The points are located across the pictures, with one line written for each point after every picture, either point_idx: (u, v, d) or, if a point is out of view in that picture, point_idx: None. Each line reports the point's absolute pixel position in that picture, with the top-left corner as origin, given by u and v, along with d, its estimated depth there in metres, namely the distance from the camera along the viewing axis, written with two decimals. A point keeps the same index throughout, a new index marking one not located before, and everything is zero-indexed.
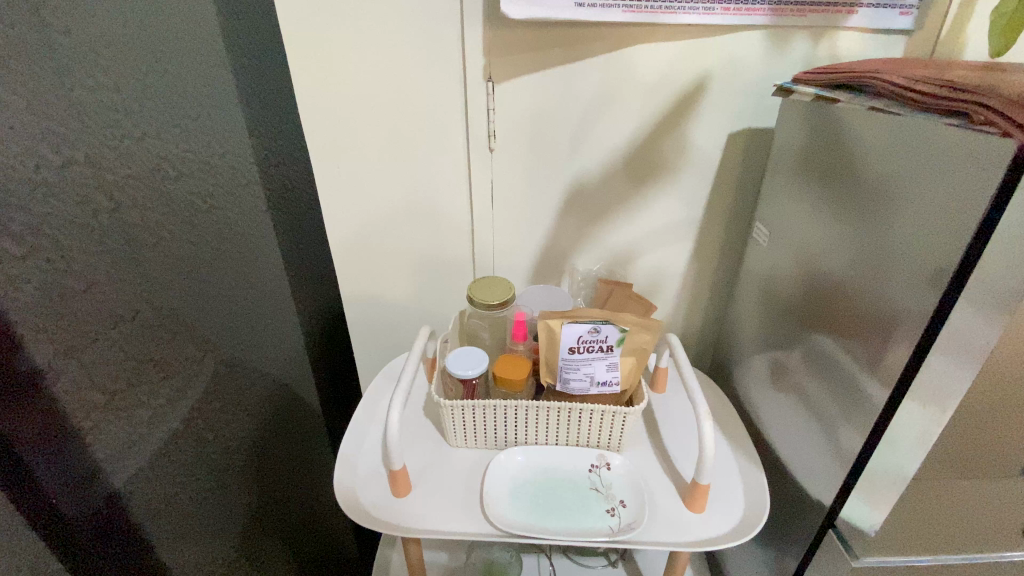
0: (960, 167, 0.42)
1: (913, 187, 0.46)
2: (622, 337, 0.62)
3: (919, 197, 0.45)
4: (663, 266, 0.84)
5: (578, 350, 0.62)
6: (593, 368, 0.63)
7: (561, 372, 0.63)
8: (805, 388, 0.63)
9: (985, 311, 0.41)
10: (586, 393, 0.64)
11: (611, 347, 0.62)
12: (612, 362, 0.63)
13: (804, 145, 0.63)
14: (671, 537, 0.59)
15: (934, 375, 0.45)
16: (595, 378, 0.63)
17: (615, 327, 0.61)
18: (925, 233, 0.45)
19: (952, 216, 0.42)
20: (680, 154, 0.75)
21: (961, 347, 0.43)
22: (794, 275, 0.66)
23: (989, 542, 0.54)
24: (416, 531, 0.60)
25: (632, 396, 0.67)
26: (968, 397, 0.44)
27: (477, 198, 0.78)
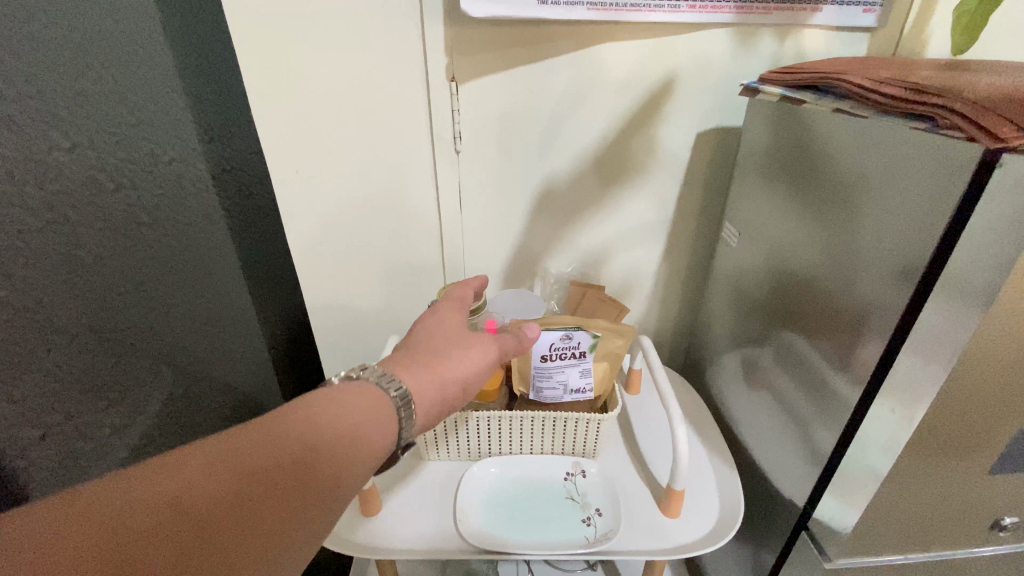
0: (928, 169, 0.41)
1: (880, 188, 0.46)
2: (595, 343, 0.61)
3: (885, 198, 0.45)
4: (635, 266, 0.83)
5: (550, 358, 0.60)
6: (567, 375, 0.61)
7: (533, 380, 0.62)
8: (778, 388, 0.63)
9: (955, 312, 0.41)
10: (559, 400, 0.62)
11: (584, 353, 0.61)
12: (585, 368, 0.61)
13: (772, 145, 0.62)
14: (648, 546, 0.58)
15: (904, 379, 0.45)
16: (569, 386, 0.61)
17: (587, 333, 0.60)
18: (892, 234, 0.45)
19: (921, 218, 0.42)
20: (649, 154, 0.74)
21: (931, 350, 0.43)
22: (764, 274, 0.66)
23: (958, 538, 0.55)
24: (388, 551, 0.57)
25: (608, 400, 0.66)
26: (937, 400, 0.44)
27: (445, 203, 0.76)
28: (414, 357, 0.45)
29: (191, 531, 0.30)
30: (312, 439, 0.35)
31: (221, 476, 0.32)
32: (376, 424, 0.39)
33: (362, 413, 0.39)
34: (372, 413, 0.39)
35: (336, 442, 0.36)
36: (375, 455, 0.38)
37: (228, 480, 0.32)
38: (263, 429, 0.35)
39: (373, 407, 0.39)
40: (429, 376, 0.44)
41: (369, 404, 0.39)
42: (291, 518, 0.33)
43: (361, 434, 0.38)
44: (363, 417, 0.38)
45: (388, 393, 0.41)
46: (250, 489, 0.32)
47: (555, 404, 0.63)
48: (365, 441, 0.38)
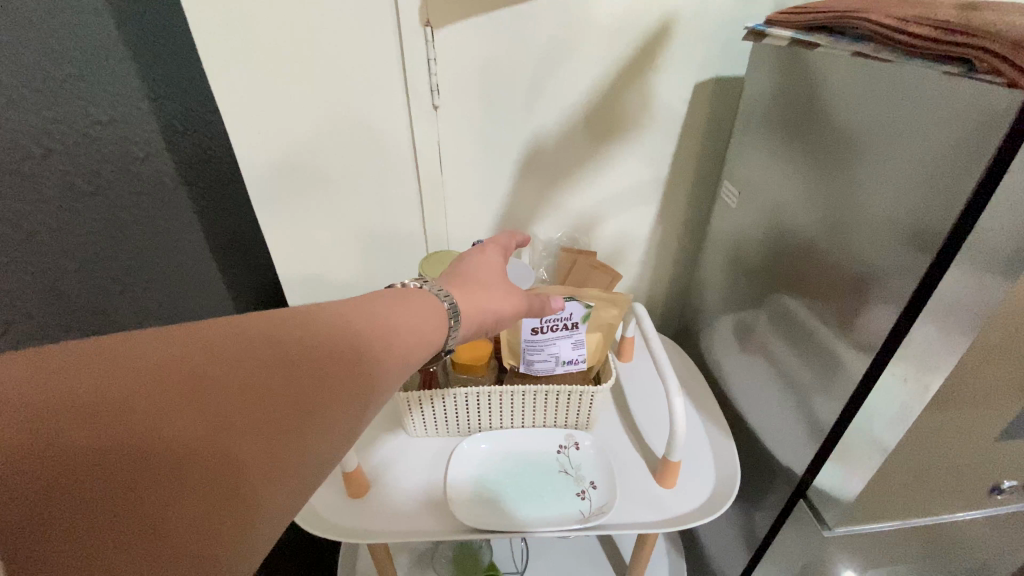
0: (952, 117, 0.37)
1: (887, 140, 0.43)
2: (588, 313, 0.57)
3: (891, 150, 0.43)
4: (628, 230, 0.80)
5: (542, 331, 0.57)
6: (559, 348, 0.58)
7: (523, 353, 0.58)
8: (774, 353, 0.61)
9: (980, 280, 0.38)
10: (551, 372, 0.60)
11: (577, 324, 0.57)
12: (578, 340, 0.58)
13: (776, 94, 0.58)
14: (646, 519, 0.57)
15: (919, 348, 0.43)
16: (561, 358, 0.58)
17: (580, 303, 0.57)
18: (896, 186, 0.42)
19: (937, 168, 0.39)
20: (644, 107, 0.68)
21: (952, 319, 0.40)
22: (761, 235, 0.63)
23: (957, 503, 0.54)
24: (376, 534, 0.55)
25: (602, 369, 0.63)
26: (953, 371, 0.42)
27: (423, 166, 0.69)
28: (466, 279, 0.47)
29: (273, 379, 0.30)
30: (367, 330, 0.36)
31: (283, 344, 0.32)
32: (427, 324, 0.40)
33: (421, 321, 0.39)
34: (422, 317, 0.40)
35: (391, 330, 0.37)
36: (422, 351, 0.39)
37: (292, 349, 0.32)
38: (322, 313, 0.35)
39: (424, 312, 0.40)
40: (479, 295, 0.45)
41: (421, 309, 0.40)
42: (351, 392, 0.33)
43: (411, 332, 0.38)
44: (420, 328, 0.39)
45: (440, 301, 0.42)
46: (311, 359, 0.32)
47: (546, 377, 0.61)
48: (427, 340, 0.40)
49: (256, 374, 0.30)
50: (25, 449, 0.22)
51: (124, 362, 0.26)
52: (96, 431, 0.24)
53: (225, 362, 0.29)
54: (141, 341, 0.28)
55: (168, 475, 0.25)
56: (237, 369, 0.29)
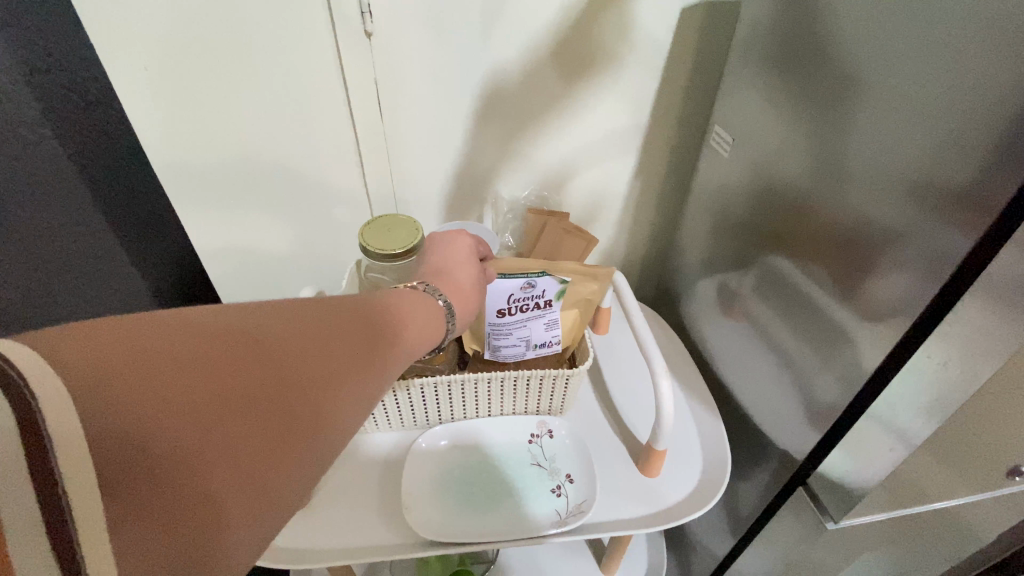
0: (991, 64, 0.31)
1: (904, 71, 0.36)
2: (562, 290, 0.50)
3: (908, 84, 0.35)
4: (603, 186, 0.71)
5: (509, 313, 0.49)
6: (530, 330, 0.50)
7: (489, 338, 0.50)
8: (762, 321, 0.54)
9: None
10: (522, 357, 0.52)
11: (550, 303, 0.50)
12: (551, 320, 0.50)
13: (773, 20, 0.49)
14: (631, 516, 0.50)
15: (969, 329, 0.36)
16: (532, 341, 0.50)
17: (553, 280, 0.48)
18: (912, 127, 0.35)
19: (959, 122, 0.33)
20: (622, 39, 0.58)
21: (1015, 292, 0.34)
22: (748, 189, 0.55)
23: (960, 480, 0.50)
24: (318, 556, 0.47)
25: (577, 349, 0.56)
26: (1006, 359, 0.36)
27: (359, 108, 0.57)
28: (453, 274, 0.44)
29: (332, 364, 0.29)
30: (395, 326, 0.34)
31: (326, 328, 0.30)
32: (433, 323, 0.38)
33: (430, 318, 0.38)
34: (434, 317, 0.39)
35: (410, 323, 0.36)
36: (430, 343, 0.38)
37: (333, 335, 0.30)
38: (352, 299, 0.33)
39: (428, 312, 0.38)
40: (470, 294, 0.43)
41: (426, 308, 0.38)
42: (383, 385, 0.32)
43: (421, 329, 0.36)
44: (429, 325, 0.37)
45: (436, 302, 0.39)
46: (348, 345, 0.30)
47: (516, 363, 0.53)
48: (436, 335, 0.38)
49: (303, 356, 0.28)
50: (89, 428, 0.20)
51: (178, 343, 0.24)
52: (157, 419, 0.22)
53: (272, 350, 0.27)
54: (179, 314, 0.25)
55: (213, 458, 0.23)
56: (279, 350, 0.27)
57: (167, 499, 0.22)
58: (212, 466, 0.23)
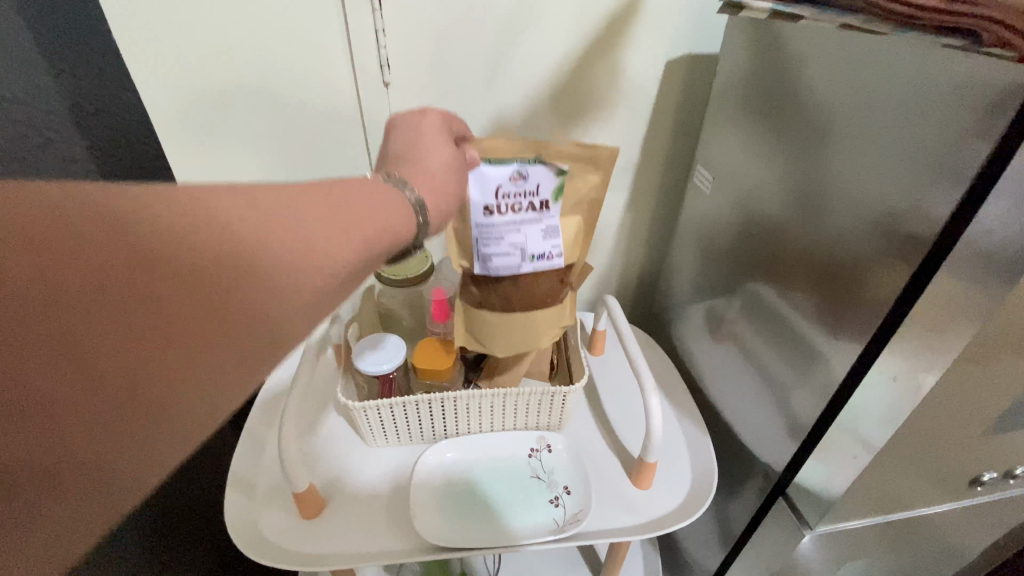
0: (934, 110, 0.35)
1: (868, 121, 0.40)
2: (559, 184, 0.46)
3: (873, 134, 0.40)
4: (597, 217, 0.76)
5: (498, 209, 0.45)
6: (525, 237, 0.47)
7: (477, 247, 0.47)
8: (747, 343, 0.59)
9: (988, 269, 0.36)
10: (517, 272, 0.48)
11: (549, 206, 0.47)
12: (547, 224, 0.47)
13: (750, 71, 0.54)
14: (623, 523, 0.54)
15: (910, 343, 0.40)
16: (528, 250, 0.47)
17: (547, 169, 0.45)
18: (877, 170, 0.40)
19: (915, 166, 0.37)
20: (612, 86, 0.64)
21: (949, 309, 0.38)
22: (733, 221, 0.60)
23: (933, 493, 0.53)
24: (328, 559, 0.50)
25: (575, 281, 0.53)
26: (948, 368, 0.41)
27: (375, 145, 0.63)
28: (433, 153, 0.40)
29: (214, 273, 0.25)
30: (316, 240, 0.29)
31: (208, 257, 0.25)
32: (384, 217, 0.33)
33: (375, 212, 0.33)
34: (387, 220, 0.33)
35: (341, 219, 0.31)
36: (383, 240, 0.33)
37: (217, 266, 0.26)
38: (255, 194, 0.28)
39: (385, 207, 0.34)
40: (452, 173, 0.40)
41: (377, 203, 0.33)
42: (303, 315, 0.29)
43: (361, 226, 0.32)
44: (374, 218, 0.33)
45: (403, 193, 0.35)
46: (255, 258, 0.27)
47: (512, 292, 0.49)
48: (389, 231, 0.33)
49: (169, 299, 0.24)
50: None
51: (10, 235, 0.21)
52: None
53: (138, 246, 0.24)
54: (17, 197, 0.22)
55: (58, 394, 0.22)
56: (155, 267, 0.24)
57: (58, 484, 0.23)
58: (91, 445, 0.23)
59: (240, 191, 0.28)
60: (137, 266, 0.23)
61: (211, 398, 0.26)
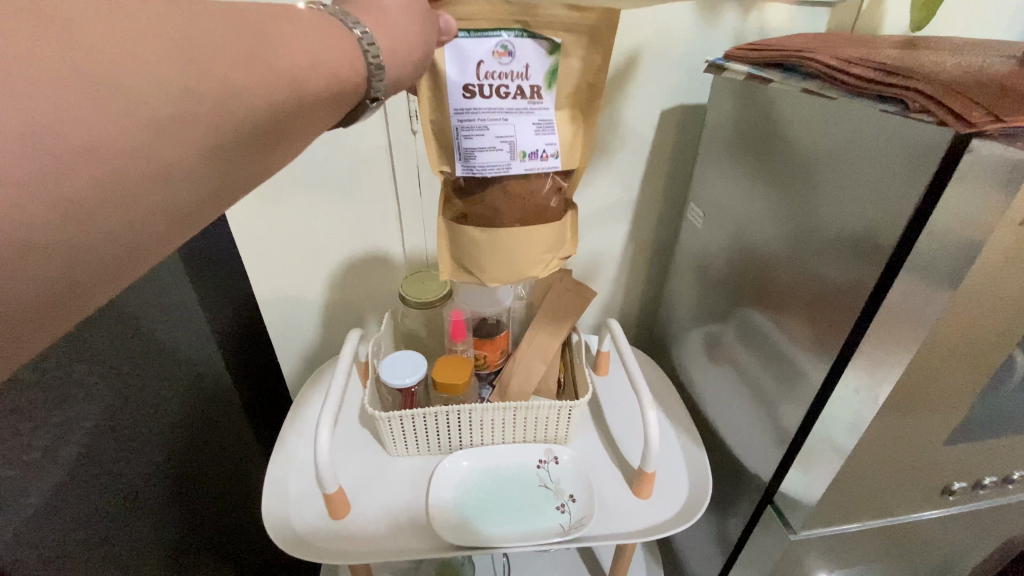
0: (887, 158, 0.41)
1: (838, 166, 0.46)
2: (549, 63, 0.46)
3: (843, 177, 0.46)
4: (601, 248, 0.83)
5: (481, 89, 0.45)
6: (516, 131, 0.47)
7: (461, 139, 0.47)
8: (741, 364, 0.64)
9: (925, 284, 0.40)
10: (505, 167, 0.48)
11: (540, 94, 0.47)
12: (535, 112, 0.47)
13: (737, 120, 0.61)
14: (624, 528, 0.58)
15: (866, 359, 0.45)
16: (515, 142, 0.47)
17: (534, 43, 0.45)
18: (847, 208, 0.45)
19: (873, 203, 0.42)
20: (614, 133, 0.72)
21: (897, 326, 0.42)
22: (727, 252, 0.66)
23: (912, 504, 0.57)
24: (353, 555, 0.55)
25: (570, 185, 0.53)
26: (897, 381, 0.45)
27: (402, 182, 0.72)
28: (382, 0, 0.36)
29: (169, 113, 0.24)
30: (225, 76, 0.26)
31: (112, 95, 0.23)
32: (336, 54, 0.32)
33: (316, 40, 0.31)
34: (318, 58, 0.31)
35: (292, 50, 0.29)
36: (334, 76, 0.32)
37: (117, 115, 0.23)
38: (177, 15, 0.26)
39: (331, 38, 0.32)
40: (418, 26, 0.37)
41: (323, 35, 0.31)
42: (231, 165, 0.28)
43: (310, 52, 0.30)
44: (315, 47, 0.31)
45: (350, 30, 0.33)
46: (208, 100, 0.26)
47: (505, 201, 0.49)
48: (337, 64, 0.32)
49: (93, 148, 0.22)
50: None
51: None
52: None
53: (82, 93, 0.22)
54: None
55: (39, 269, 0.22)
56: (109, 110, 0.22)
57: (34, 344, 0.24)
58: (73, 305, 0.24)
59: (115, 6, 0.24)
60: (13, 105, 0.20)
61: (150, 249, 0.26)
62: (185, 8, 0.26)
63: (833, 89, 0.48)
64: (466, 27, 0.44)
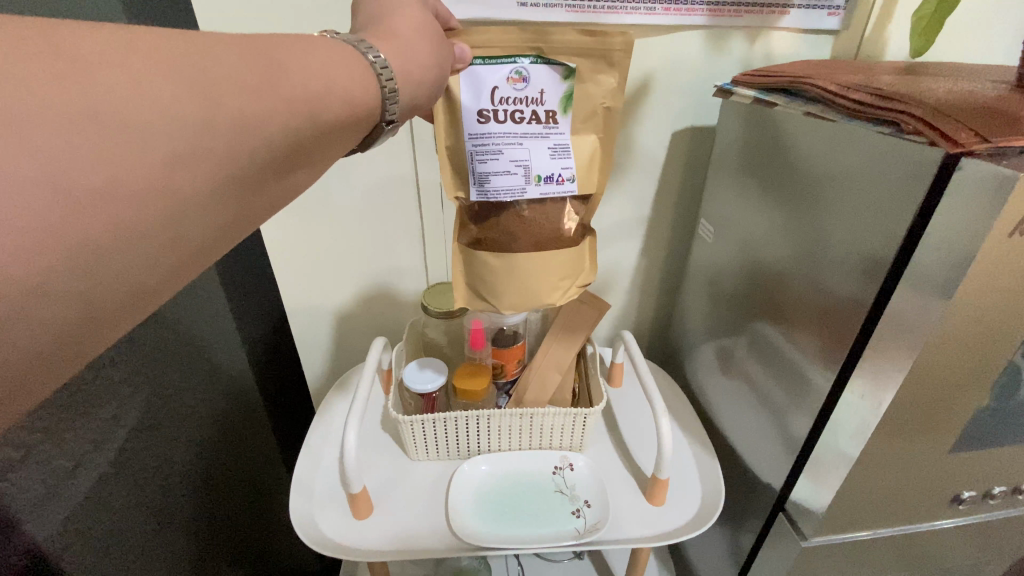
0: (887, 177, 0.44)
1: (841, 184, 0.49)
2: (562, 90, 0.50)
3: (847, 195, 0.48)
4: (615, 262, 0.86)
5: (497, 114, 0.50)
6: (531, 155, 0.51)
7: (476, 162, 0.51)
8: (752, 375, 0.66)
9: (922, 297, 0.42)
10: (520, 189, 0.52)
11: (555, 119, 0.51)
12: (550, 136, 0.51)
13: (745, 141, 0.64)
14: (637, 533, 0.60)
15: (873, 367, 0.47)
16: (530, 164, 0.51)
17: (547, 70, 0.49)
18: (850, 223, 0.48)
19: (876, 220, 0.45)
20: (627, 152, 0.75)
21: (901, 335, 0.44)
22: (738, 266, 0.68)
23: (923, 513, 0.58)
24: (374, 552, 0.58)
25: (589, 208, 0.56)
26: (901, 391, 0.46)
27: (425, 200, 0.75)
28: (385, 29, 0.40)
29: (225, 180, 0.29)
30: (269, 135, 0.31)
31: (197, 165, 0.28)
32: (353, 82, 0.35)
33: (328, 67, 0.34)
34: (331, 84, 0.34)
35: (322, 93, 0.33)
36: (353, 103, 0.35)
37: (163, 169, 0.27)
38: (218, 57, 0.29)
39: (348, 64, 0.35)
40: (414, 51, 0.40)
41: (343, 63, 0.35)
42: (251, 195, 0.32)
43: (330, 83, 0.34)
44: (327, 74, 0.34)
45: (364, 55, 0.36)
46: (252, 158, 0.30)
47: (520, 225, 0.52)
48: (354, 90, 0.35)
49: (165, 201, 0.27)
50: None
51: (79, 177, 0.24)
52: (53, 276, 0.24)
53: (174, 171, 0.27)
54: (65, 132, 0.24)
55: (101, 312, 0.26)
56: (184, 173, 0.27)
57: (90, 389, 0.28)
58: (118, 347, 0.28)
59: (200, 82, 0.29)
60: (129, 174, 0.25)
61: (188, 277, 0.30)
62: (215, 55, 0.29)
63: (833, 111, 0.51)
64: (482, 56, 0.49)
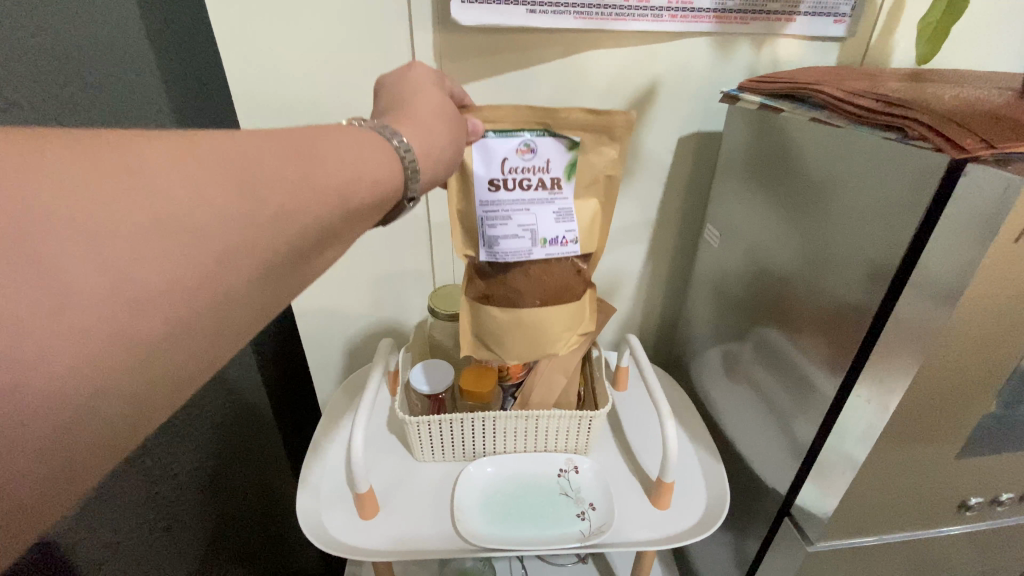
0: (892, 184, 0.44)
1: (847, 190, 0.49)
2: (568, 159, 0.51)
3: (852, 201, 0.48)
4: (620, 266, 0.86)
5: (506, 184, 0.51)
6: (538, 221, 0.51)
7: (485, 227, 0.52)
8: (758, 380, 0.66)
9: (928, 302, 0.42)
10: (528, 252, 0.52)
11: (560, 185, 0.52)
12: (557, 202, 0.52)
13: (752, 148, 0.65)
14: (642, 536, 0.60)
15: (878, 370, 0.47)
16: (537, 230, 0.51)
17: (553, 141, 0.50)
18: (856, 229, 0.48)
19: (881, 225, 0.45)
20: (634, 157, 0.76)
21: (907, 336, 0.44)
22: (744, 272, 0.68)
23: (929, 519, 0.58)
24: (380, 552, 0.58)
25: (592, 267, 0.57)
26: (907, 394, 0.46)
27: (434, 202, 0.76)
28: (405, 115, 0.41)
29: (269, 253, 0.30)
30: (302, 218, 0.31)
31: (245, 250, 0.29)
32: (382, 169, 0.36)
33: (362, 156, 0.35)
34: (361, 173, 0.35)
35: (354, 178, 0.34)
36: (381, 186, 0.36)
37: (219, 253, 0.28)
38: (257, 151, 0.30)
39: (374, 153, 0.36)
40: (432, 138, 0.41)
41: (371, 152, 0.36)
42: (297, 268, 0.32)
43: (361, 174, 0.35)
44: (361, 166, 0.35)
45: (390, 142, 0.38)
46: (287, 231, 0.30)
47: (527, 283, 0.53)
48: (383, 173, 0.36)
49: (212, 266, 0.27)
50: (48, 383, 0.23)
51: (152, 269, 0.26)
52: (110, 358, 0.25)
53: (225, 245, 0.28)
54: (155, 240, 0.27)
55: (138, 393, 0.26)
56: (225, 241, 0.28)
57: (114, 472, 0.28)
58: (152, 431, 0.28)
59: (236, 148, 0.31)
60: (185, 233, 0.27)
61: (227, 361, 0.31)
62: (252, 148, 0.31)
63: (839, 117, 0.51)
64: (492, 129, 0.50)
